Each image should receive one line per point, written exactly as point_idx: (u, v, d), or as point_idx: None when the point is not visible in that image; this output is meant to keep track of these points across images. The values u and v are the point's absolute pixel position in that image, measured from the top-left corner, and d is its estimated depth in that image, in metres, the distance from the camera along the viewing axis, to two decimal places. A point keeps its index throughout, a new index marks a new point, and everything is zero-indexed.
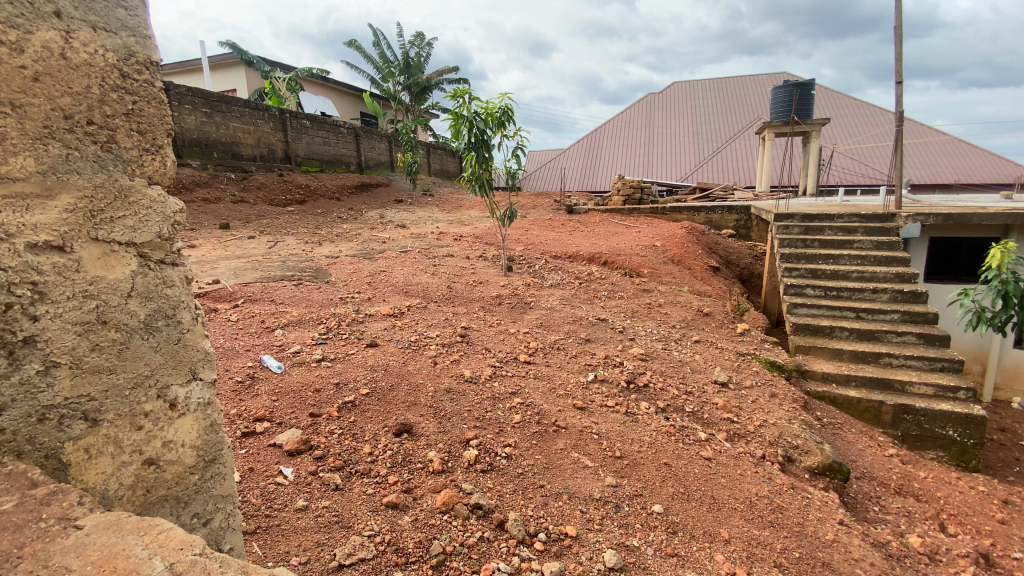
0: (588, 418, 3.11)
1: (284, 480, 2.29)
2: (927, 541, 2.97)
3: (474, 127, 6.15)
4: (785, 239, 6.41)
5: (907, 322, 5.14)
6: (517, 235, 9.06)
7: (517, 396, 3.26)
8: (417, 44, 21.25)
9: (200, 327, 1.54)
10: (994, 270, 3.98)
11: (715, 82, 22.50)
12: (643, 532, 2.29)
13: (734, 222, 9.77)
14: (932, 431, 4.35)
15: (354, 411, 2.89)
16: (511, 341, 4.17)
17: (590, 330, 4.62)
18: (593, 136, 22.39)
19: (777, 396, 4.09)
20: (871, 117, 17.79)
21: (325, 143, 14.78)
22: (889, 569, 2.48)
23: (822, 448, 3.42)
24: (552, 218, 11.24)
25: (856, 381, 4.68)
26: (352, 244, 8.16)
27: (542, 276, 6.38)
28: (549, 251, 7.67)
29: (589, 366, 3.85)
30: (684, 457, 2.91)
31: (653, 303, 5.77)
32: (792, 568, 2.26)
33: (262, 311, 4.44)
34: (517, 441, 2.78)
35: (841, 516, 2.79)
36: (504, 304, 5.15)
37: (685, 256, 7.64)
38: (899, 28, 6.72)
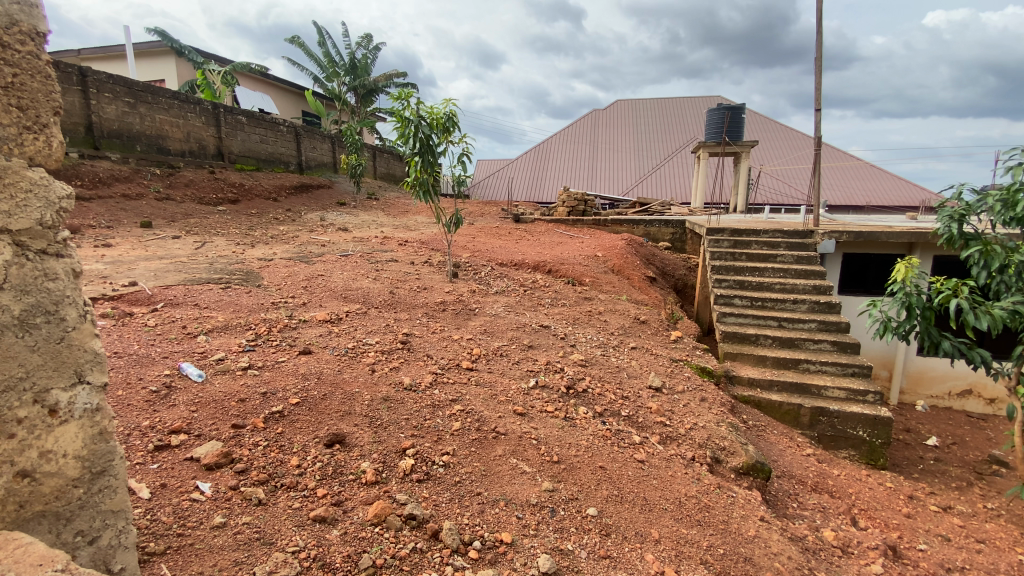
0: (528, 424, 3.11)
1: (200, 497, 2.12)
2: (840, 535, 3.19)
3: (420, 131, 6.08)
4: (716, 252, 6.77)
5: (824, 331, 5.54)
6: (463, 242, 9.03)
7: (458, 403, 3.21)
8: (363, 46, 20.84)
9: (90, 325, 1.38)
10: (900, 283, 4.35)
11: (656, 102, 23.58)
12: (578, 535, 2.31)
13: (671, 234, 10.23)
14: (845, 431, 4.68)
15: (282, 422, 2.73)
16: (454, 347, 4.12)
17: (533, 336, 4.65)
18: (541, 147, 22.79)
19: (707, 400, 4.29)
20: (794, 141, 19.25)
21: (263, 141, 14.10)
22: (805, 561, 2.64)
23: (746, 449, 3.60)
24: (498, 226, 11.30)
25: (778, 386, 4.99)
26: (288, 247, 7.79)
27: (487, 283, 6.37)
28: (494, 259, 7.68)
29: (531, 373, 3.86)
30: (619, 460, 2.97)
31: (594, 311, 5.90)
32: (717, 564, 2.35)
33: (184, 315, 4.14)
34: (455, 449, 2.73)
35: (762, 512, 2.94)
36: (448, 310, 5.09)
37: (625, 266, 7.90)
38: (819, 60, 7.32)
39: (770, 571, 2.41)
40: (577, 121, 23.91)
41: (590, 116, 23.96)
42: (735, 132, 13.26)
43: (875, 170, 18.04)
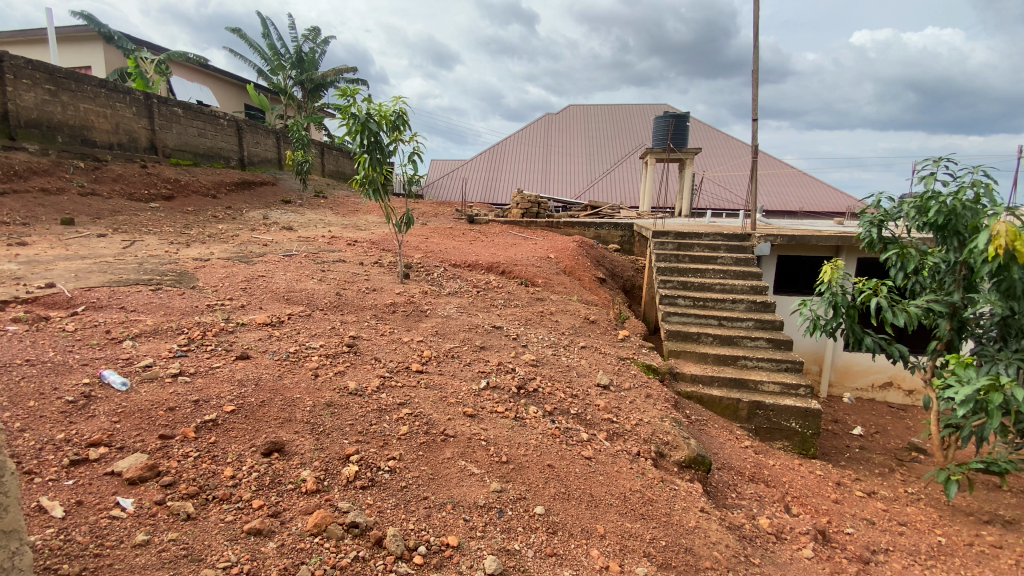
0: (477, 425, 3.09)
1: (121, 513, 1.96)
2: (774, 522, 3.37)
3: (368, 129, 5.94)
4: (662, 254, 7.01)
5: (760, 329, 5.84)
6: (415, 242, 8.88)
7: (406, 406, 3.15)
8: (311, 39, 20.16)
9: None
10: (827, 283, 4.65)
11: (607, 108, 24.16)
12: (525, 534, 2.31)
13: (620, 237, 10.50)
14: (779, 423, 4.95)
15: (215, 431, 2.58)
16: (403, 350, 4.03)
17: (485, 337, 4.63)
18: (494, 149, 22.84)
19: (652, 397, 4.42)
20: (735, 149, 20.24)
21: (201, 135, 13.32)
22: (741, 549, 2.76)
23: (688, 443, 3.73)
24: (452, 227, 11.20)
25: (717, 381, 5.23)
26: (227, 247, 7.39)
27: (439, 284, 6.28)
28: (447, 260, 7.60)
29: (482, 374, 3.84)
30: (567, 457, 3.00)
31: (545, 311, 5.95)
32: (660, 556, 2.42)
33: (107, 319, 3.83)
34: (401, 454, 2.67)
35: (702, 504, 3.06)
36: (398, 312, 4.98)
37: (576, 267, 8.02)
38: (756, 72, 7.73)
39: (710, 560, 2.50)
40: (531, 124, 24.13)
41: (543, 120, 24.23)
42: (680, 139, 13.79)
43: (807, 177, 19.24)
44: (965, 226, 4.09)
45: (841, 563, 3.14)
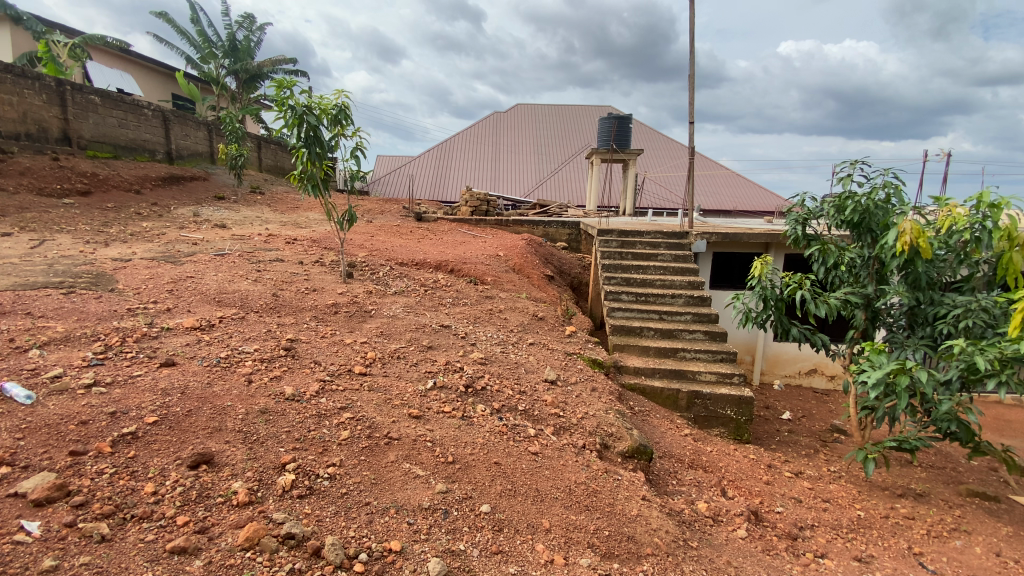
0: (423, 427, 3.03)
1: (24, 539, 1.78)
2: (711, 506, 3.54)
3: (306, 121, 5.68)
4: (606, 252, 7.19)
5: (698, 322, 6.11)
6: (360, 240, 8.61)
7: (348, 410, 3.04)
8: (245, 27, 19.12)
9: None
10: (757, 278, 4.92)
11: (554, 108, 24.46)
12: (470, 534, 2.30)
13: (568, 235, 10.67)
14: (715, 411, 5.20)
15: (135, 444, 2.39)
16: (346, 352, 3.90)
17: (432, 337, 4.56)
18: (442, 146, 22.60)
19: (598, 390, 4.53)
20: (675, 151, 21.07)
21: (122, 126, 12.31)
22: (680, 533, 2.88)
23: (631, 434, 3.84)
24: (398, 225, 10.97)
25: (659, 373, 5.42)
26: (153, 247, 6.87)
27: (384, 283, 6.12)
28: (393, 258, 7.43)
29: (429, 373, 3.77)
30: (513, 454, 3.01)
31: (494, 309, 5.95)
32: (603, 546, 2.48)
33: (9, 326, 3.46)
34: (342, 459, 2.58)
35: (644, 492, 3.16)
36: (341, 313, 4.81)
37: (524, 265, 8.07)
38: (692, 77, 8.06)
39: (651, 546, 2.59)
40: (478, 122, 24.04)
41: (491, 118, 24.20)
42: (623, 139, 14.16)
43: (741, 178, 20.33)
44: (877, 224, 4.44)
45: (772, 540, 3.34)
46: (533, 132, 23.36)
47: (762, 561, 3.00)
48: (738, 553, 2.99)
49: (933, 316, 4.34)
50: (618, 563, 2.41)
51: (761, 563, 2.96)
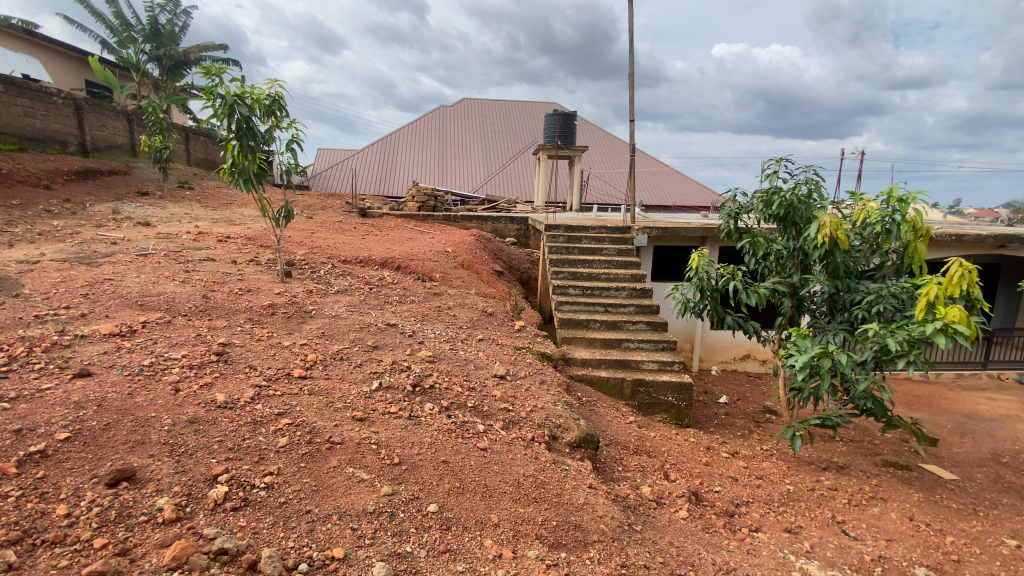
0: (367, 429, 2.95)
1: None
2: (655, 489, 3.68)
3: (237, 112, 5.35)
4: (553, 247, 7.28)
5: (641, 313, 6.31)
6: (300, 238, 8.25)
7: (286, 415, 2.92)
8: (169, 10, 17.79)
9: None
10: (695, 271, 5.14)
11: (500, 103, 24.45)
12: (417, 535, 2.27)
13: (516, 230, 10.71)
14: (658, 398, 5.40)
15: (44, 464, 2.18)
16: (284, 355, 3.72)
17: (377, 336, 4.45)
18: (386, 141, 22.06)
19: (546, 383, 4.59)
20: (618, 148, 21.63)
21: (26, 114, 11.16)
22: (625, 518, 2.97)
23: (579, 424, 3.92)
24: (342, 221, 10.60)
25: (604, 364, 5.57)
26: (65, 247, 6.28)
27: (326, 282, 5.90)
28: (336, 256, 7.17)
29: (374, 374, 3.67)
30: (462, 451, 2.99)
31: (442, 306, 5.88)
32: (551, 536, 2.52)
33: None
34: (280, 467, 2.47)
35: (590, 480, 3.24)
36: (278, 314, 4.59)
37: (473, 261, 8.03)
38: (633, 76, 8.29)
39: (597, 533, 2.66)
40: (424, 116, 23.63)
41: (437, 112, 23.86)
42: (569, 136, 14.37)
43: (680, 175, 21.18)
44: (800, 218, 4.74)
45: (711, 519, 3.51)
46: (480, 127, 23.25)
47: (702, 539, 3.16)
48: (680, 533, 3.13)
49: (850, 302, 4.69)
50: (565, 553, 2.45)
51: (701, 541, 3.11)
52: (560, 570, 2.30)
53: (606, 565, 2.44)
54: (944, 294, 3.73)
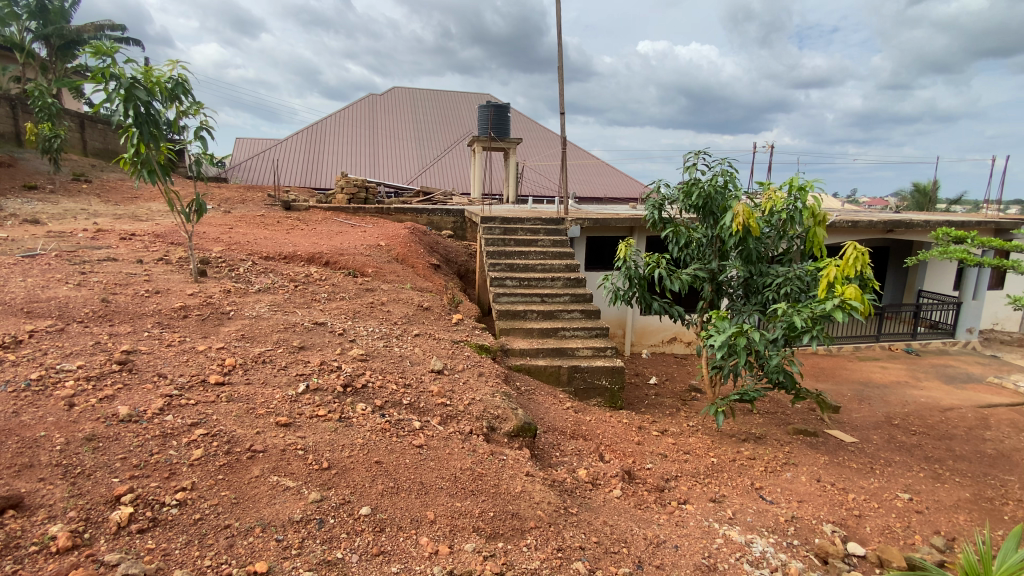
0: (292, 435, 2.80)
1: None
2: (591, 471, 3.79)
3: (136, 95, 4.82)
4: (489, 239, 7.26)
5: (576, 302, 6.45)
6: (216, 233, 7.67)
7: (200, 426, 2.71)
8: None
9: None
10: (623, 259, 5.33)
11: (432, 93, 23.96)
12: (348, 540, 2.19)
13: (452, 223, 10.58)
14: (593, 383, 5.57)
15: None
16: (199, 361, 3.45)
17: (304, 336, 4.23)
18: (312, 130, 21.01)
19: (484, 375, 4.59)
20: (550, 140, 21.93)
21: None
22: (561, 502, 3.04)
23: (516, 414, 3.95)
24: (264, 215, 9.96)
25: (541, 352, 5.66)
26: None
27: (246, 281, 5.52)
28: (257, 252, 6.74)
29: (301, 376, 3.50)
30: (396, 450, 2.93)
31: (375, 302, 5.70)
32: (488, 527, 2.52)
33: None
34: (194, 481, 2.29)
35: (528, 468, 3.28)
36: (191, 317, 4.24)
37: (407, 254, 7.84)
38: (562, 69, 8.39)
39: (534, 520, 2.70)
40: (352, 105, 22.71)
41: (366, 101, 23.00)
42: (502, 128, 14.36)
43: (610, 168, 21.85)
44: (717, 207, 5.03)
45: (643, 496, 3.67)
46: (411, 117, 22.68)
47: (635, 516, 3.30)
48: (614, 511, 3.26)
49: (762, 284, 5.06)
50: (502, 542, 2.47)
51: (633, 518, 3.25)
52: (498, 560, 2.31)
53: (543, 551, 2.49)
54: (842, 275, 4.10)
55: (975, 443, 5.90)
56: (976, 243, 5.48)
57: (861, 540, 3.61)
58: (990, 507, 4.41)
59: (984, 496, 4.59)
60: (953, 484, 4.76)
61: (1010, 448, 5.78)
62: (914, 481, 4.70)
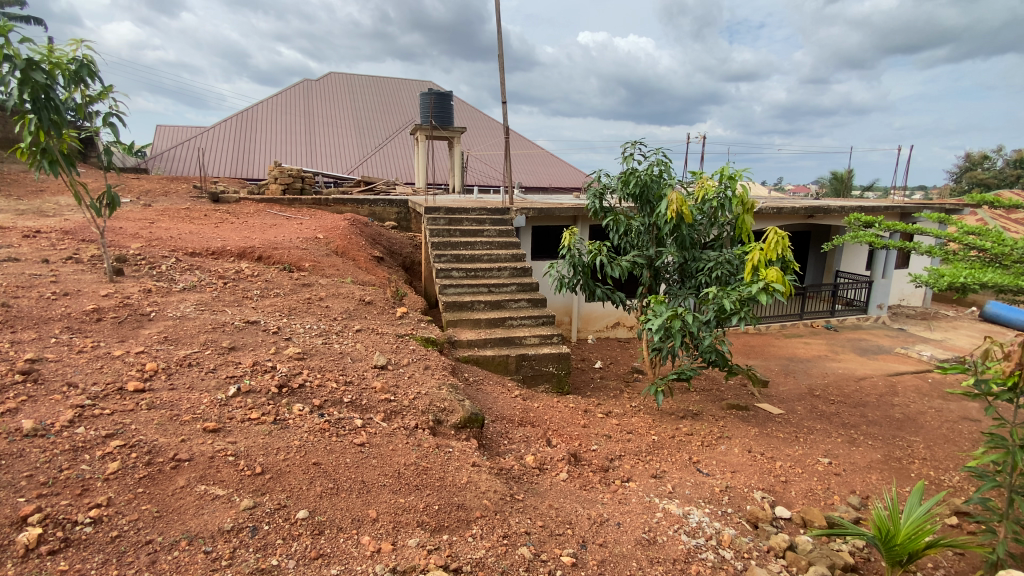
0: (222, 440, 2.66)
1: None
2: (538, 457, 3.85)
3: (35, 75, 4.25)
4: (433, 230, 7.14)
5: (522, 291, 6.49)
6: (133, 228, 7.07)
7: (117, 437, 2.51)
8: None
9: None
10: (566, 248, 5.41)
11: (371, 80, 23.16)
12: (285, 545, 2.11)
13: (395, 214, 10.33)
14: (541, 370, 5.65)
15: None
16: (115, 367, 3.19)
17: (234, 336, 4.00)
18: (242, 118, 19.82)
19: (430, 367, 4.53)
20: (494, 130, 21.83)
21: None
22: (508, 490, 3.07)
23: (463, 405, 3.93)
24: (189, 208, 9.30)
25: (489, 342, 5.67)
26: None
27: (168, 279, 5.13)
28: (181, 248, 6.28)
29: (232, 379, 3.31)
30: (336, 450, 2.84)
31: (314, 297, 5.48)
32: (433, 521, 2.51)
33: None
34: (110, 497, 2.13)
35: (474, 459, 3.28)
36: (106, 320, 3.91)
37: (348, 247, 7.58)
38: (502, 58, 8.33)
39: (479, 509, 2.71)
40: (286, 90, 21.58)
41: (301, 87, 21.93)
42: (444, 117, 14.11)
43: (554, 158, 22.07)
44: (653, 195, 5.20)
45: (589, 477, 3.78)
46: (350, 105, 21.84)
47: (580, 497, 3.39)
48: (560, 495, 3.33)
49: (696, 269, 5.29)
50: (447, 534, 2.47)
51: (579, 499, 3.34)
52: (442, 553, 2.30)
53: (488, 539, 2.51)
54: (765, 258, 4.37)
55: (885, 408, 6.49)
56: (883, 226, 5.97)
57: (787, 503, 3.89)
58: (897, 465, 4.87)
59: (892, 456, 5.08)
60: (866, 447, 5.22)
61: (913, 411, 6.41)
62: (833, 446, 5.12)
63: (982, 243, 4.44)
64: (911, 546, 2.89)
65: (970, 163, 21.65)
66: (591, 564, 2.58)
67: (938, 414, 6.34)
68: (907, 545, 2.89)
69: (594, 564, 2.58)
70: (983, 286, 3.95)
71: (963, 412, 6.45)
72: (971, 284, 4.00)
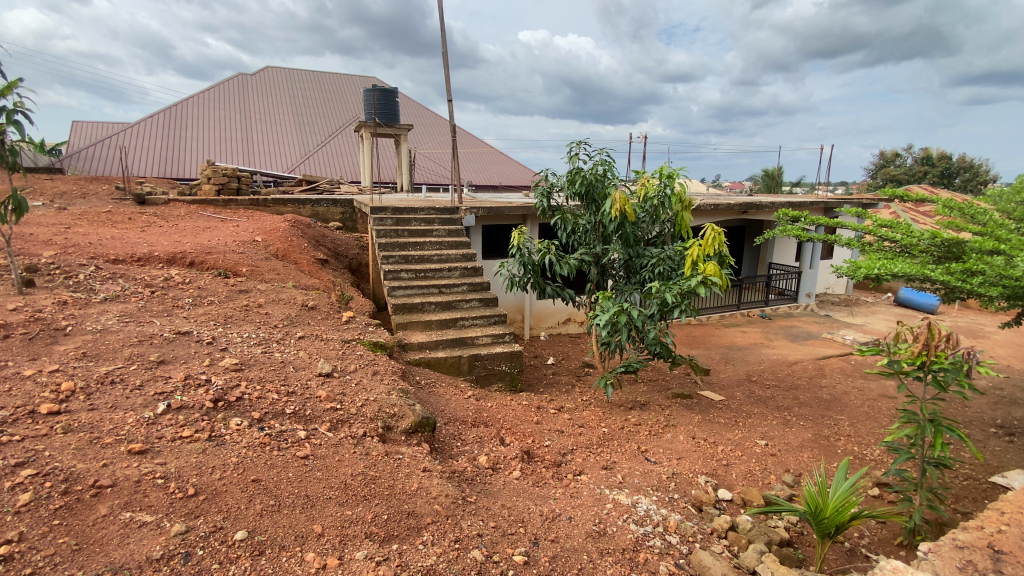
0: (149, 463, 2.49)
1: None
2: (491, 457, 3.85)
3: None
4: (381, 230, 6.93)
5: (474, 291, 6.46)
6: (46, 234, 6.47)
7: (28, 465, 2.30)
8: None
9: None
10: (517, 247, 5.42)
11: (311, 75, 22.36)
12: (221, 569, 2.01)
13: (340, 214, 9.99)
14: (492, 369, 5.65)
15: None
16: (25, 389, 2.91)
17: (162, 349, 3.75)
18: (169, 113, 18.68)
19: (379, 372, 4.44)
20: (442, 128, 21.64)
21: None
22: (459, 493, 3.04)
23: (414, 410, 3.85)
24: (111, 210, 8.62)
25: (441, 344, 5.62)
26: None
27: (87, 289, 4.72)
28: (101, 255, 5.80)
29: (160, 396, 3.09)
30: (276, 465, 2.73)
31: (252, 304, 5.22)
32: (381, 531, 2.46)
33: None
34: (22, 532, 1.96)
35: (424, 465, 3.23)
36: (14, 336, 3.56)
37: (289, 250, 7.27)
38: (445, 56, 8.25)
39: (429, 516, 2.68)
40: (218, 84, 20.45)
41: (234, 82, 20.82)
42: (389, 113, 13.76)
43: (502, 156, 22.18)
44: (598, 194, 5.30)
45: (542, 473, 3.83)
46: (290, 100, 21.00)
47: (533, 494, 3.43)
48: (511, 493, 3.35)
49: (640, 265, 5.43)
50: (396, 544, 2.42)
51: (531, 496, 3.38)
52: (391, 563, 2.25)
53: (440, 545, 2.49)
54: (703, 253, 4.54)
55: (814, 390, 6.98)
56: (809, 221, 6.33)
57: (729, 486, 4.10)
58: (826, 442, 5.26)
59: (821, 435, 5.46)
60: (798, 427, 5.59)
61: (840, 392, 6.93)
62: (769, 428, 5.44)
63: (892, 235, 4.82)
64: (837, 518, 3.10)
65: (883, 160, 23.48)
66: (543, 561, 2.61)
67: (860, 393, 6.89)
68: (835, 518, 3.09)
69: (546, 561, 2.62)
70: (894, 275, 4.28)
71: (882, 390, 7.05)
72: (884, 274, 4.34)
